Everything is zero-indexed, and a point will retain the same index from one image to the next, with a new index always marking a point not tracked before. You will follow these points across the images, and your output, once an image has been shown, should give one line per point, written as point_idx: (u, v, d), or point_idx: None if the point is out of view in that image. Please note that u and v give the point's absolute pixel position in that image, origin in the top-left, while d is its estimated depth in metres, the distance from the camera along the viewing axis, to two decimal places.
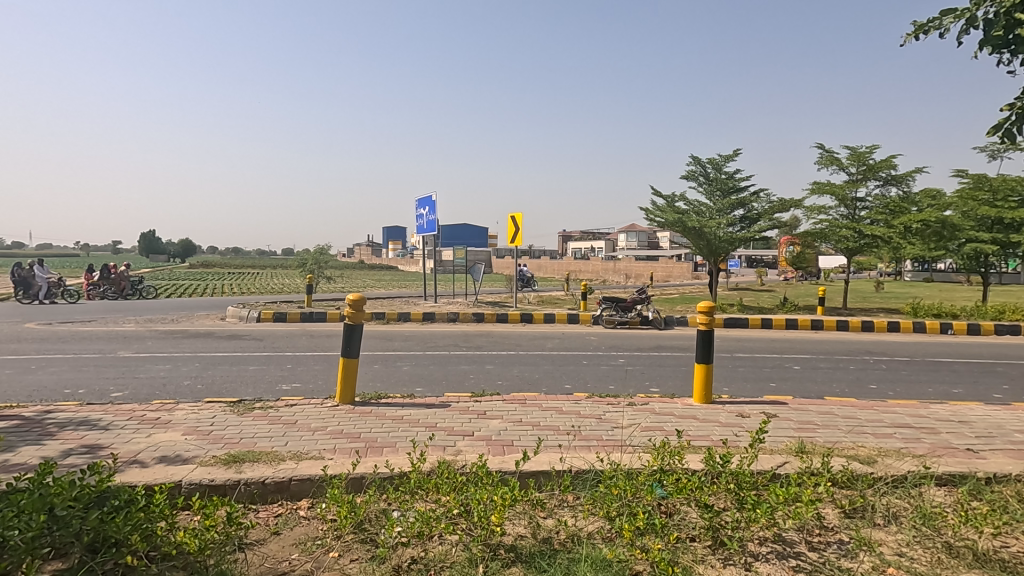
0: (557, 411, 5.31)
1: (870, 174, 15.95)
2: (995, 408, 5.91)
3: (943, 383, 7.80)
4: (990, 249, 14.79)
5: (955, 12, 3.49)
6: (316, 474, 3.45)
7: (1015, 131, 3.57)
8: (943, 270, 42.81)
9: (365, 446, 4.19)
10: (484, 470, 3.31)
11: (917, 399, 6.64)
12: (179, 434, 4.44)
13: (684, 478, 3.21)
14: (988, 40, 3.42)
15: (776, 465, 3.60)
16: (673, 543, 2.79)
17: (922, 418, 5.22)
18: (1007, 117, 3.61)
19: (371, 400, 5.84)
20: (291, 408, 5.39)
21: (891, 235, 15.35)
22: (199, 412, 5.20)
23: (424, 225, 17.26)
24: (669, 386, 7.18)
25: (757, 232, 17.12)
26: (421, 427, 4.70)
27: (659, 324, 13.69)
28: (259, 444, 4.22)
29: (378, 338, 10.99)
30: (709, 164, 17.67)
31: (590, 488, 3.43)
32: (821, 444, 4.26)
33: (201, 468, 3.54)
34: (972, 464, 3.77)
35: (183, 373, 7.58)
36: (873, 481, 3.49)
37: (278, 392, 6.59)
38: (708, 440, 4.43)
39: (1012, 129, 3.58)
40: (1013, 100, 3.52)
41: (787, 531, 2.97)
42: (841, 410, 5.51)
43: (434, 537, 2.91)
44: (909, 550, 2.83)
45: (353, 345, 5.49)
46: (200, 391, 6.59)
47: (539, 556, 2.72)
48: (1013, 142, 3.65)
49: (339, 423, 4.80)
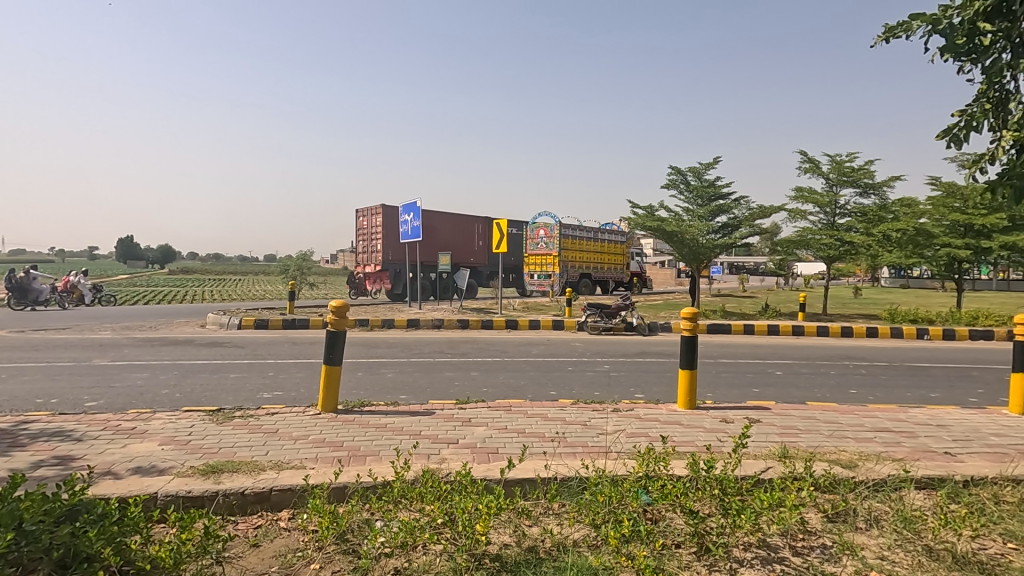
0: (542, 418, 5.28)
1: (849, 181, 16.27)
2: (970, 412, 6.03)
3: (921, 387, 7.94)
4: (963, 255, 15.17)
5: (922, 16, 3.56)
6: (296, 483, 3.38)
7: (962, 137, 3.65)
8: (920, 276, 43.70)
9: (347, 455, 4.12)
10: (468, 478, 3.27)
11: (897, 404, 6.75)
12: (155, 443, 4.35)
13: (669, 485, 3.21)
14: (949, 47, 3.53)
15: (760, 470, 3.62)
16: (659, 550, 2.79)
17: (902, 422, 5.30)
18: (956, 124, 3.70)
19: (354, 407, 5.77)
20: (271, 416, 5.30)
21: (870, 242, 15.66)
22: (177, 421, 5.11)
23: (409, 231, 17.12)
24: (653, 393, 7.18)
25: (737, 240, 17.23)
26: (405, 435, 4.66)
27: (643, 330, 13.78)
28: (238, 453, 4.14)
29: (361, 345, 10.90)
30: (690, 172, 17.87)
31: (575, 496, 3.41)
32: (803, 449, 4.31)
33: (178, 479, 3.45)
34: (950, 467, 3.83)
35: (161, 381, 7.44)
36: (854, 485, 3.53)
37: (258, 400, 6.49)
38: (692, 446, 4.44)
39: (959, 135, 3.65)
40: (964, 107, 3.62)
41: (772, 536, 2.99)
42: (823, 415, 5.56)
43: (418, 547, 2.87)
44: (891, 553, 2.86)
45: (336, 352, 5.42)
46: (179, 400, 6.47)
47: (524, 566, 2.70)
48: (958, 149, 3.74)
49: (321, 432, 4.72)
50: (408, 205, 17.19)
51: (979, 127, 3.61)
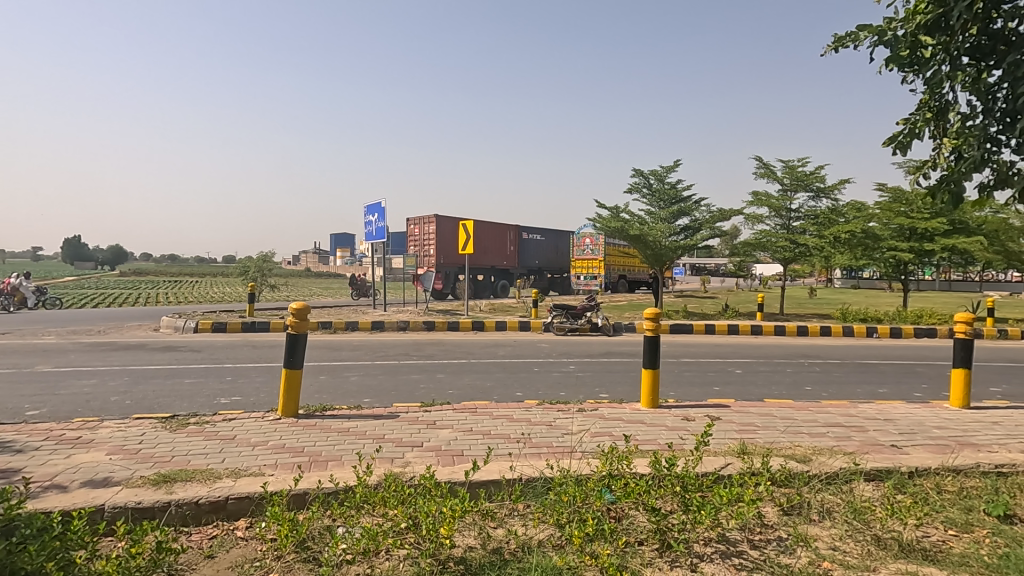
0: (508, 419, 5.29)
1: (802, 185, 16.88)
2: (914, 406, 6.34)
3: (870, 383, 8.31)
4: (908, 257, 15.99)
5: (869, 27, 3.73)
6: (254, 491, 3.28)
7: (906, 144, 3.83)
8: (870, 277, 45.64)
9: (308, 460, 4.03)
10: (433, 481, 3.24)
11: (848, 399, 7.05)
12: (103, 453, 4.15)
13: (632, 483, 3.25)
14: (894, 58, 3.70)
15: (719, 466, 3.71)
16: (622, 548, 2.82)
17: (852, 416, 5.53)
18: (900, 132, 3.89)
19: (316, 412, 5.65)
20: (229, 423, 5.13)
21: (822, 245, 16.14)
22: (127, 429, 4.89)
23: (373, 232, 16.90)
24: (618, 392, 7.29)
25: (698, 242, 17.60)
26: (368, 439, 4.58)
27: (608, 331, 13.96)
28: (193, 462, 3.99)
29: (324, 348, 10.68)
30: (652, 175, 18.22)
31: (539, 496, 3.42)
32: (761, 445, 4.44)
33: (127, 490, 3.30)
34: (897, 459, 4.00)
35: (111, 387, 7.11)
36: (808, 478, 3.66)
37: (215, 406, 6.27)
38: (655, 444, 4.53)
39: (904, 141, 3.84)
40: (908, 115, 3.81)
41: (731, 530, 3.06)
42: (780, 411, 5.75)
43: (380, 553, 2.82)
44: (842, 544, 2.96)
45: (297, 356, 5.29)
46: (129, 407, 6.19)
47: (489, 568, 2.69)
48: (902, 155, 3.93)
49: (280, 437, 4.60)
50: (372, 205, 16.96)
51: (920, 135, 3.81)
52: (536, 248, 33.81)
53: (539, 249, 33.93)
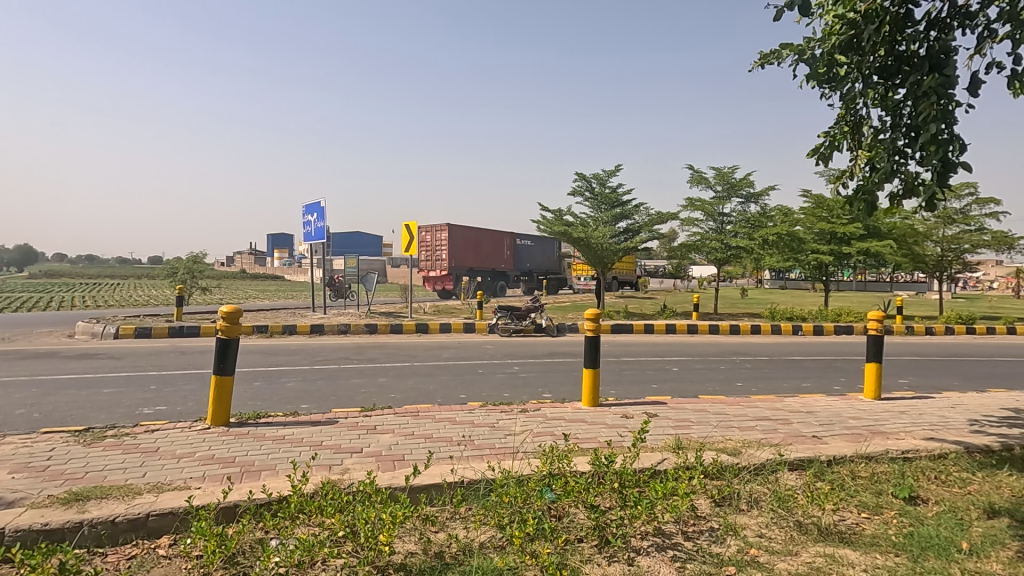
0: (451, 422, 5.25)
1: (732, 191, 17.74)
2: (833, 398, 6.80)
3: (795, 378, 8.83)
4: (828, 260, 17.13)
5: (791, 45, 3.98)
6: (178, 506, 3.09)
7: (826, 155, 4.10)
8: (795, 279, 48.35)
9: (239, 471, 3.84)
10: (371, 487, 3.17)
11: (775, 394, 7.46)
12: (3, 472, 3.79)
13: (572, 481, 3.30)
14: (813, 75, 3.96)
15: (656, 462, 3.82)
16: (562, 546, 2.86)
17: (779, 410, 5.85)
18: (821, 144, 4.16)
19: (249, 420, 5.39)
20: (151, 434, 4.81)
21: (752, 247, 17.13)
22: (33, 444, 4.48)
23: (312, 232, 16.36)
24: (561, 392, 7.39)
25: (637, 244, 18.12)
26: (305, 447, 4.42)
27: (552, 331, 14.15)
28: (109, 477, 3.71)
29: (259, 353, 10.21)
30: (594, 179, 18.61)
31: (481, 499, 3.42)
32: (695, 440, 4.61)
33: (32, 510, 3.03)
34: (817, 449, 4.27)
35: (16, 400, 6.50)
36: (738, 470, 3.84)
37: (137, 417, 5.87)
38: (595, 442, 4.61)
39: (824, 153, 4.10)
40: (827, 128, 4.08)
41: (666, 523, 3.16)
42: (713, 407, 6.00)
43: (316, 564, 2.73)
44: (768, 531, 3.13)
45: (228, 362, 5.02)
46: (37, 421, 5.68)
47: (429, 573, 2.65)
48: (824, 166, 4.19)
49: (209, 448, 4.36)
50: (311, 205, 16.42)
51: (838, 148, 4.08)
52: (529, 254, 34.00)
53: (533, 255, 34.12)
